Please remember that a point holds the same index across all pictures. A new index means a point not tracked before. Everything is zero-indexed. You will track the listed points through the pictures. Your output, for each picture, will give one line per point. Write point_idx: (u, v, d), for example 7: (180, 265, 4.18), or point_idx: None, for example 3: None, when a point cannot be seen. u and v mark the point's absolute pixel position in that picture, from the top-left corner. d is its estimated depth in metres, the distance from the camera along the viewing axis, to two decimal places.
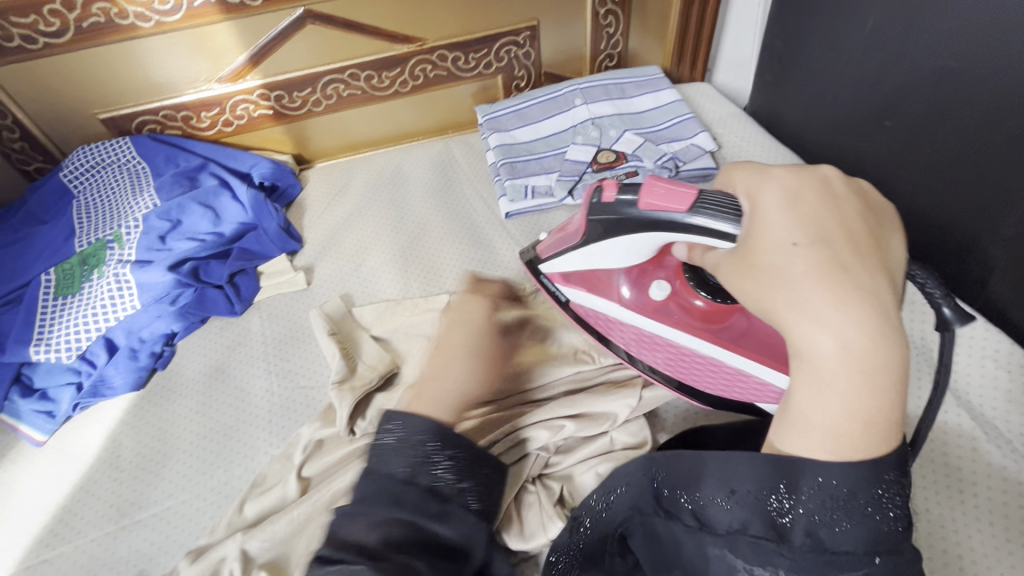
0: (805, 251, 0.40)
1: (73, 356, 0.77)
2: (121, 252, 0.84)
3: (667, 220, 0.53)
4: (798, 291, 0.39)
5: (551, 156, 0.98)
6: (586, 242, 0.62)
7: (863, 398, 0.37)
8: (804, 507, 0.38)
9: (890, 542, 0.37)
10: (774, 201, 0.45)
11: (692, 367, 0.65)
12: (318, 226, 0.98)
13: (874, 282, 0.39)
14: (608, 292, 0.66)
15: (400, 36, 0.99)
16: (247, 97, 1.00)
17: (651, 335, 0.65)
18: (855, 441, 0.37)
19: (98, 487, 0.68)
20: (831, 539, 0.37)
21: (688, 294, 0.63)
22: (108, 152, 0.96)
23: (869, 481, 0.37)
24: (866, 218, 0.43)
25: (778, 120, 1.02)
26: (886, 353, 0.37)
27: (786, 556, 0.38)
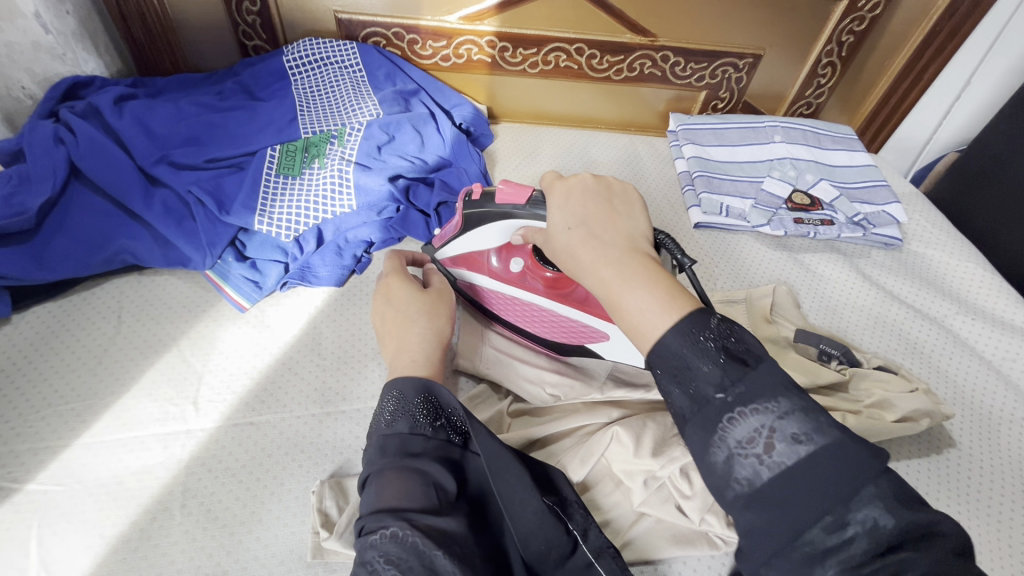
0: (575, 232, 0.52)
1: (290, 236, 0.78)
2: (343, 150, 0.86)
3: (512, 210, 0.63)
4: (575, 257, 0.51)
5: (747, 182, 1.01)
6: (461, 234, 0.70)
7: (655, 293, 0.46)
8: (671, 396, 0.43)
9: (730, 371, 0.41)
10: (553, 213, 0.54)
11: (554, 327, 0.72)
12: (511, 180, 1.00)
13: (618, 237, 0.51)
14: (480, 268, 0.74)
15: (638, 28, 1.01)
16: (476, 40, 1.01)
17: (515, 302, 0.73)
18: (661, 324, 0.44)
19: (301, 367, 0.69)
20: (712, 396, 0.41)
21: (539, 265, 0.72)
22: (332, 50, 0.97)
23: (684, 341, 0.43)
24: (611, 201, 0.54)
25: (963, 210, 1.05)
26: (633, 263, 0.48)
27: (688, 435, 0.42)
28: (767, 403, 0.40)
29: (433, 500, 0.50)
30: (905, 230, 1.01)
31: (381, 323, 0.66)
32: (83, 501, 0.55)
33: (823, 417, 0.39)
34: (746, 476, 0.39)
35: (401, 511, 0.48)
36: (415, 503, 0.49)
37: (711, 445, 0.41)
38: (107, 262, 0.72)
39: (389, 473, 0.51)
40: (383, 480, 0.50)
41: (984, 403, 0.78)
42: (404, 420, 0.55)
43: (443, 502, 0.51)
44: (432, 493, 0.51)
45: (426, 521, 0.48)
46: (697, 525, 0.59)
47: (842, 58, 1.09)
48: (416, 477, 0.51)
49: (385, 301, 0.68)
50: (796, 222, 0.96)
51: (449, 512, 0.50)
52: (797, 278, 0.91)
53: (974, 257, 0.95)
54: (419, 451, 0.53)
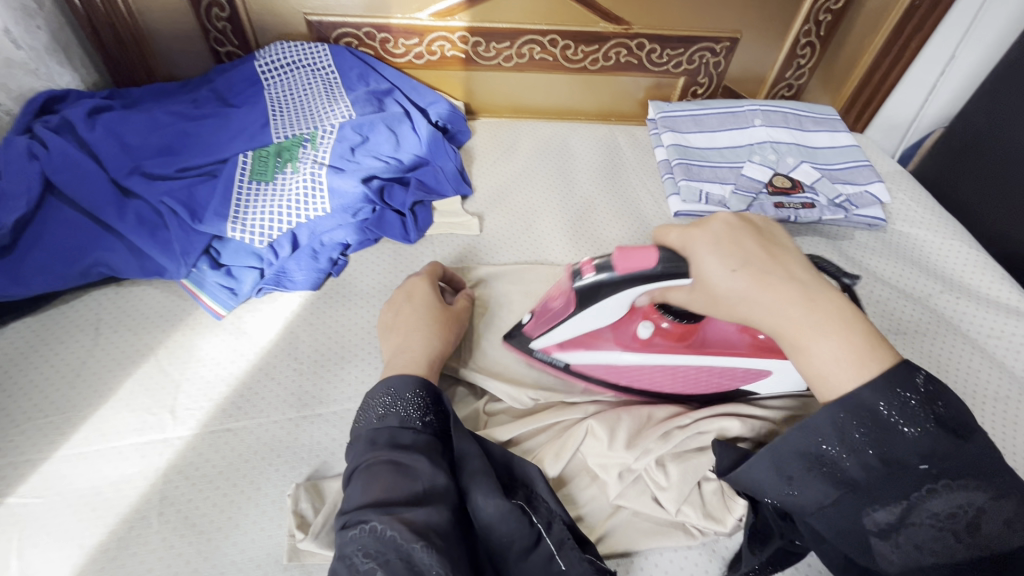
0: (743, 274, 0.50)
1: (263, 242, 0.78)
2: (316, 153, 0.86)
3: (645, 277, 0.56)
4: (751, 302, 0.50)
5: (727, 167, 1.00)
6: (574, 312, 0.62)
7: (841, 340, 0.48)
8: (845, 458, 0.46)
9: (940, 440, 0.44)
10: (708, 259, 0.52)
11: (689, 378, 0.67)
12: (487, 176, 0.99)
13: (809, 279, 0.51)
14: (599, 343, 0.67)
15: (612, 16, 1.00)
16: (448, 36, 1.00)
17: (643, 368, 0.67)
18: (851, 374, 0.47)
19: (278, 372, 0.69)
20: (883, 455, 0.45)
21: (655, 319, 0.65)
22: (304, 52, 0.96)
23: (881, 399, 0.45)
24: (763, 240, 0.53)
25: (948, 189, 1.04)
26: (822, 301, 0.49)
27: (860, 494, 0.46)
28: (977, 481, 0.44)
29: (415, 492, 0.51)
30: (889, 210, 1.00)
31: (392, 317, 0.69)
32: (62, 512, 0.56)
33: (1012, 485, 0.44)
34: (926, 540, 0.44)
35: (385, 504, 0.49)
36: (399, 496, 0.50)
37: (887, 505, 0.45)
38: (84, 275, 0.73)
39: (376, 467, 0.52)
40: (370, 473, 0.51)
41: (969, 383, 0.77)
42: (393, 415, 0.57)
43: (428, 493, 0.51)
44: (416, 484, 0.51)
45: (410, 513, 0.48)
46: (674, 515, 0.59)
47: (820, 38, 1.07)
48: (399, 470, 0.52)
49: (406, 301, 0.70)
50: (776, 206, 0.94)
51: (430, 502, 0.51)
52: None
53: (961, 235, 0.94)
54: (407, 444, 0.54)
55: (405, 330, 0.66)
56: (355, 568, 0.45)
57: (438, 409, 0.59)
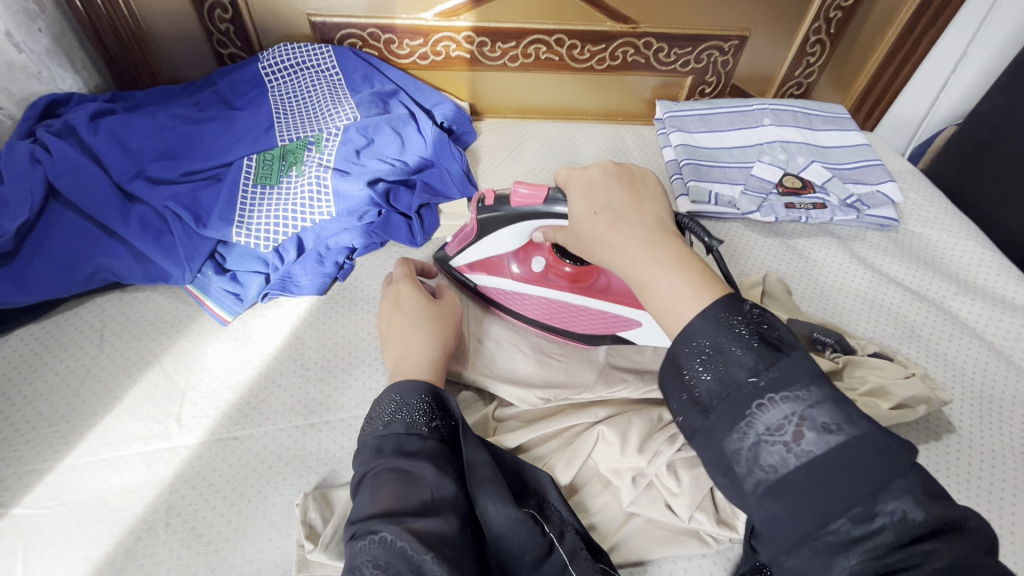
0: (602, 216, 0.52)
1: (268, 247, 0.77)
2: (320, 156, 0.84)
3: (534, 211, 0.65)
4: (601, 240, 0.51)
5: (736, 168, 0.98)
6: (483, 235, 0.72)
7: (683, 274, 0.46)
8: (697, 379, 0.42)
9: (762, 355, 0.40)
10: (578, 204, 0.54)
11: (557, 314, 0.74)
12: (494, 178, 0.98)
13: (644, 219, 0.51)
14: (501, 270, 0.76)
15: (618, 15, 0.99)
16: (453, 36, 0.99)
17: (539, 301, 0.75)
18: (694, 305, 0.44)
19: (284, 379, 0.68)
20: (731, 374, 0.41)
21: (558, 262, 0.74)
22: (308, 54, 0.95)
23: (720, 329, 0.42)
24: (618, 183, 0.54)
25: (961, 189, 1.02)
26: (662, 244, 0.48)
27: (711, 420, 0.41)
28: (800, 391, 0.39)
29: (425, 501, 0.50)
30: (901, 209, 0.98)
31: (386, 328, 0.67)
32: (68, 524, 0.55)
33: (852, 408, 0.38)
34: (773, 462, 0.38)
35: (394, 514, 0.48)
36: (408, 506, 0.49)
37: (736, 429, 0.40)
38: (88, 281, 0.72)
39: (384, 476, 0.51)
40: (378, 481, 0.50)
41: (985, 386, 0.75)
42: (400, 421, 0.56)
43: (438, 502, 0.50)
44: (426, 493, 0.50)
45: (419, 524, 0.47)
46: (687, 523, 0.58)
47: (831, 35, 1.06)
48: (407, 479, 0.51)
49: (395, 308, 0.68)
50: (787, 207, 0.93)
51: (440, 512, 0.50)
52: (789, 265, 0.89)
53: (974, 234, 0.93)
54: (415, 451, 0.53)
55: (403, 338, 0.64)
56: None
57: (446, 414, 0.57)
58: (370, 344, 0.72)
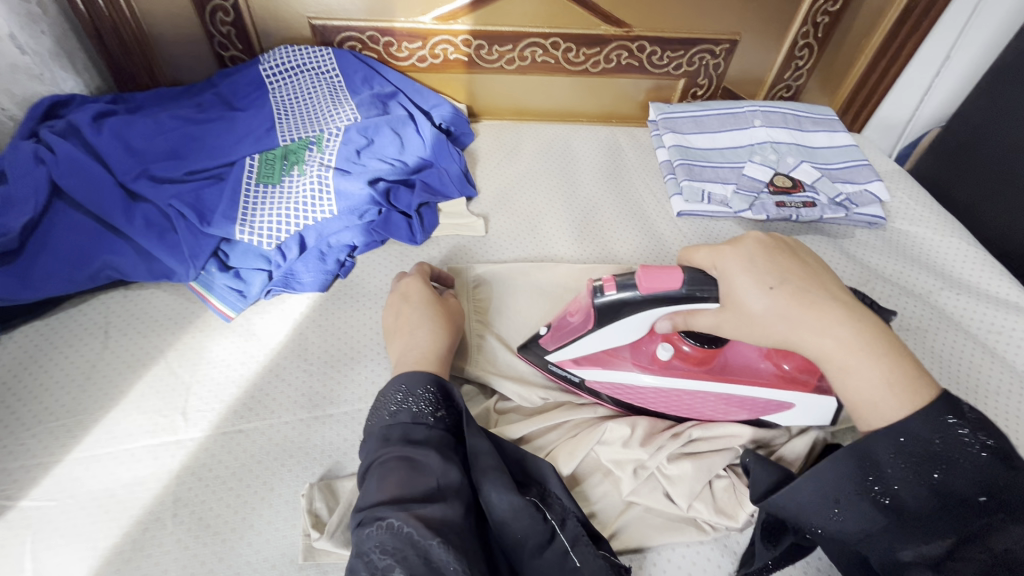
0: (780, 291, 0.55)
1: (271, 244, 0.78)
2: (322, 156, 0.86)
3: (665, 297, 0.58)
4: (788, 319, 0.55)
5: (728, 168, 1.01)
6: (596, 326, 0.62)
7: (882, 369, 0.52)
8: (893, 488, 0.49)
9: (996, 468, 0.48)
10: (738, 271, 0.56)
11: (698, 407, 0.66)
12: (492, 178, 1.00)
13: (832, 298, 0.55)
14: (615, 361, 0.67)
15: (612, 18, 1.01)
16: (451, 39, 1.01)
17: (668, 391, 0.66)
18: (896, 401, 0.51)
19: (289, 374, 0.69)
20: (923, 483, 0.48)
21: (678, 340, 0.65)
22: (309, 57, 0.97)
23: (936, 431, 0.49)
24: (769, 249, 0.59)
25: (944, 188, 1.05)
26: (857, 319, 0.54)
27: (903, 527, 0.48)
28: (968, 491, 0.47)
29: (430, 488, 0.51)
30: (888, 208, 1.01)
31: (393, 321, 0.69)
32: (76, 515, 0.56)
33: (997, 498, 0.47)
34: (972, 566, 0.45)
35: (401, 501, 0.49)
36: (414, 493, 0.50)
37: (932, 538, 0.47)
38: (92, 279, 0.73)
39: (390, 464, 0.52)
40: (384, 469, 0.51)
41: (971, 377, 0.78)
42: (405, 411, 0.57)
43: (443, 489, 0.51)
44: (431, 481, 0.51)
45: (426, 510, 0.49)
46: (685, 510, 0.59)
47: (818, 39, 1.09)
48: (413, 467, 0.52)
49: (404, 302, 0.70)
50: (778, 205, 0.95)
51: (445, 498, 0.51)
52: None
53: (958, 232, 0.96)
54: (420, 439, 0.55)
55: (408, 332, 0.66)
56: (373, 565, 0.45)
57: (450, 404, 0.59)
58: (372, 340, 0.73)
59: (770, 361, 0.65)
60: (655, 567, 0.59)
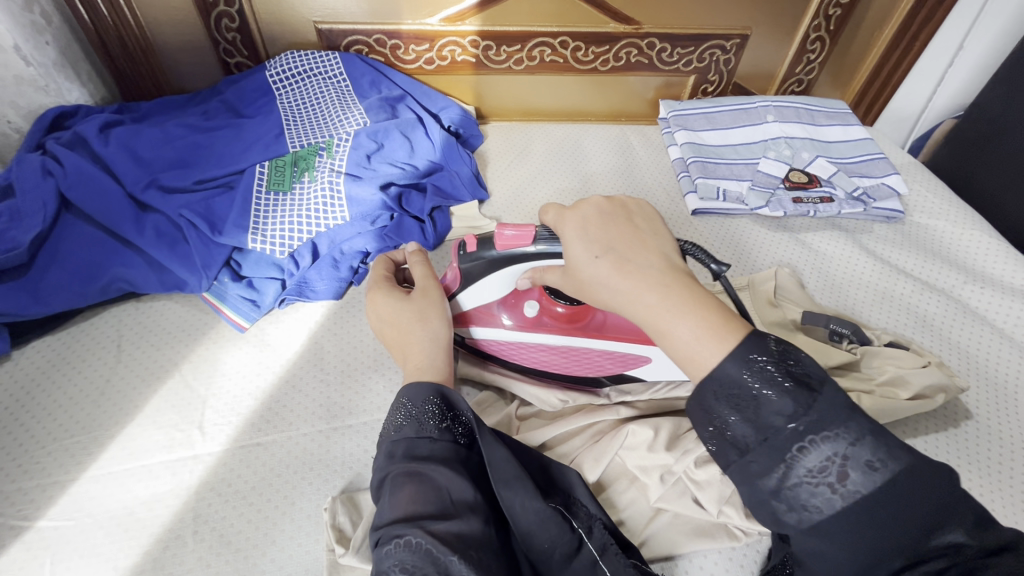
0: (605, 259, 0.49)
1: (283, 252, 0.77)
2: (332, 161, 0.85)
3: (519, 254, 0.60)
4: (607, 286, 0.48)
5: (742, 164, 0.99)
6: (466, 285, 0.66)
7: (700, 319, 0.45)
8: (729, 424, 0.43)
9: (799, 396, 0.41)
10: (581, 247, 0.50)
11: (568, 362, 0.70)
12: (502, 180, 0.98)
13: (654, 259, 0.49)
14: (492, 320, 0.70)
15: (622, 16, 1.00)
16: (458, 41, 1.00)
17: (532, 346, 0.70)
18: (716, 351, 0.44)
19: (305, 384, 0.68)
20: (761, 421, 0.42)
21: (551, 302, 0.69)
22: (316, 61, 0.96)
23: (744, 368, 0.42)
24: (611, 214, 0.52)
25: (962, 180, 1.04)
26: (677, 287, 0.46)
27: (748, 459, 0.42)
28: (838, 432, 0.40)
29: (446, 504, 0.49)
30: (906, 202, 0.99)
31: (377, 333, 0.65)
32: (94, 534, 0.55)
33: (890, 441, 0.40)
34: (818, 503, 0.40)
35: (416, 518, 0.47)
36: (429, 509, 0.48)
37: (772, 471, 0.41)
38: (104, 291, 0.72)
39: (401, 480, 0.50)
40: (395, 484, 0.50)
41: (1000, 373, 0.76)
42: (412, 424, 0.55)
43: (458, 505, 0.50)
44: (446, 496, 0.49)
45: (443, 526, 0.47)
46: (717, 517, 0.58)
47: (830, 32, 1.07)
48: (425, 482, 0.50)
49: (367, 311, 0.67)
50: (795, 201, 0.94)
51: (461, 513, 0.49)
52: (799, 259, 0.90)
53: (978, 223, 0.94)
54: (427, 454, 0.53)
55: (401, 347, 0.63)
56: None
57: (456, 414, 0.56)
58: (388, 348, 0.72)
59: (639, 321, 0.69)
60: (687, 575, 0.58)
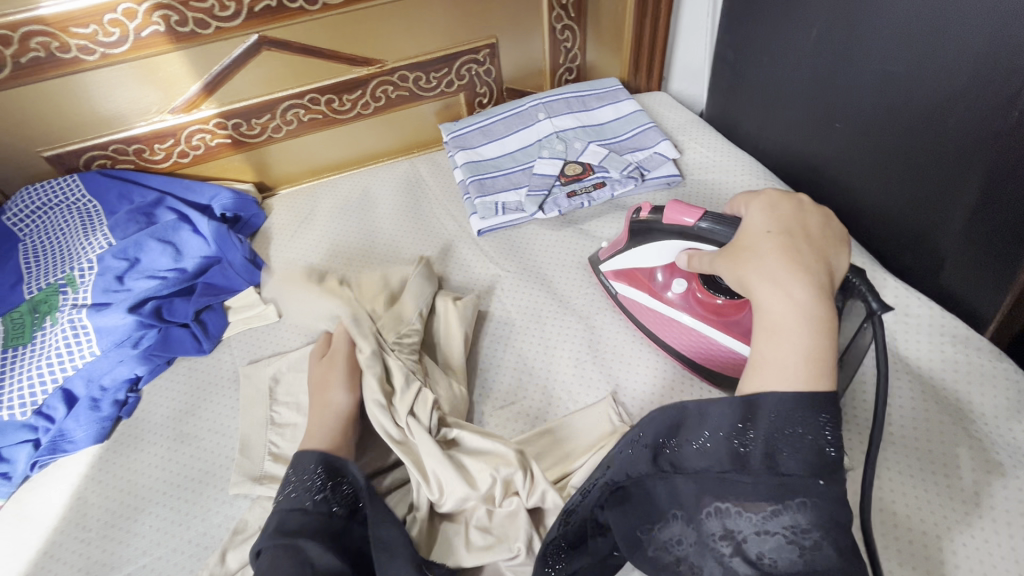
0: (777, 237, 0.52)
1: (26, 412, 0.72)
2: (76, 296, 0.80)
3: (684, 232, 0.64)
4: (762, 259, 0.51)
5: (519, 171, 0.99)
6: (632, 243, 0.73)
7: (808, 341, 0.46)
8: (758, 438, 0.44)
9: (830, 465, 0.43)
10: (758, 206, 0.57)
11: (695, 346, 0.70)
12: (286, 253, 0.96)
13: (817, 265, 0.50)
14: (645, 284, 0.75)
15: (359, 59, 0.98)
16: (202, 127, 0.97)
17: (674, 323, 0.72)
18: (802, 375, 0.45)
19: (64, 550, 0.64)
20: (784, 456, 0.43)
21: (703, 292, 0.71)
22: (53, 190, 0.91)
23: (815, 410, 0.43)
24: (826, 226, 0.54)
25: (734, 125, 1.06)
26: (821, 308, 0.47)
27: (745, 478, 0.43)
28: (823, 513, 0.41)
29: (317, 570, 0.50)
30: (685, 162, 1.00)
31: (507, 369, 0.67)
32: None
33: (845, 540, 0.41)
34: (775, 557, 0.41)
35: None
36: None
37: (755, 507, 0.43)
38: None
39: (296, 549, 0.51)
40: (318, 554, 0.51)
41: None
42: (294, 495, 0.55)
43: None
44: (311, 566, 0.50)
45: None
46: (479, 557, 0.57)
47: (573, 18, 1.08)
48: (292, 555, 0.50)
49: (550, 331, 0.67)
50: (569, 196, 0.94)
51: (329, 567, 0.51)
52: (579, 252, 0.89)
53: (751, 170, 0.96)
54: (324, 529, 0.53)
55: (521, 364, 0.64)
56: None
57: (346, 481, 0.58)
58: (154, 481, 0.69)
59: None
60: None
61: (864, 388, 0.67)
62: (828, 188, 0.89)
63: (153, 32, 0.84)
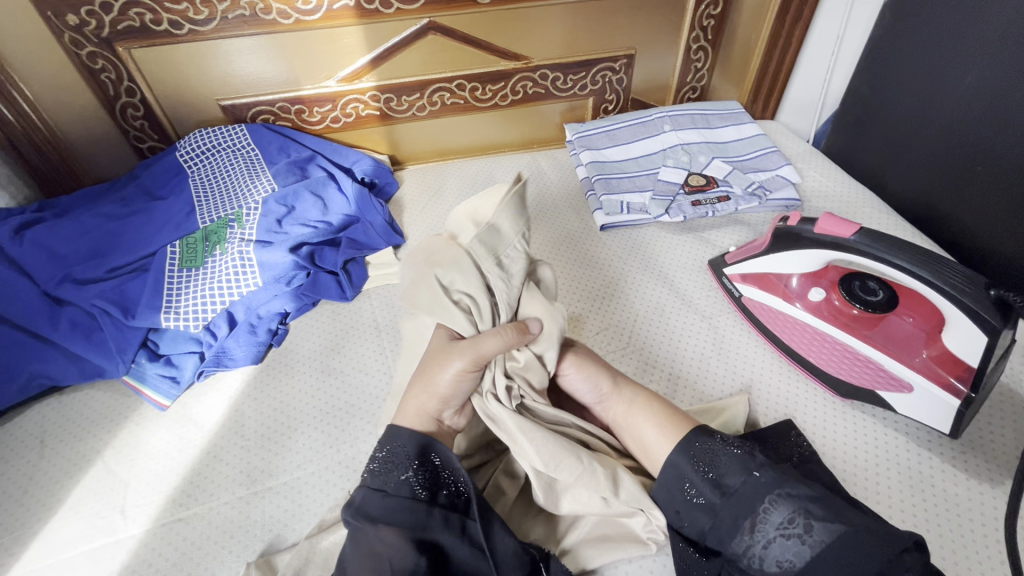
0: None
1: (198, 326, 0.80)
2: (242, 231, 0.88)
3: (834, 242, 0.68)
4: None
5: (644, 176, 1.04)
6: (773, 251, 0.77)
7: None
8: (703, 482, 0.55)
9: (749, 459, 0.55)
10: None
11: (827, 352, 0.73)
12: (418, 222, 1.02)
13: None
14: (778, 289, 0.78)
15: (509, 54, 1.06)
16: (359, 97, 1.05)
17: (807, 327, 0.75)
18: None
19: (226, 453, 0.70)
20: (722, 480, 0.54)
21: (842, 301, 0.74)
22: (222, 136, 1.00)
23: (703, 434, 0.58)
24: None
25: (854, 160, 1.09)
26: None
27: (722, 512, 0.53)
28: (789, 491, 0.51)
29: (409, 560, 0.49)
30: (804, 188, 1.04)
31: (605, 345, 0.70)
32: None
33: (832, 510, 0.49)
34: (792, 557, 0.48)
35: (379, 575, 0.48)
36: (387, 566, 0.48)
37: (746, 526, 0.51)
38: (23, 390, 0.75)
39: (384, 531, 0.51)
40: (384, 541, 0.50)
41: None
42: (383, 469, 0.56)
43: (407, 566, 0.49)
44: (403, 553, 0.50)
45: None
46: (619, 523, 0.60)
47: (710, 41, 1.14)
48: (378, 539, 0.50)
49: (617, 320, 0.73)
50: (693, 204, 0.99)
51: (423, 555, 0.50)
52: (698, 256, 0.94)
53: (871, 203, 0.99)
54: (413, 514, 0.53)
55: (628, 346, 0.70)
56: None
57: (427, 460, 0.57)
58: (304, 407, 0.74)
59: (931, 349, 0.66)
60: None
61: (998, 422, 0.68)
62: (954, 230, 0.91)
63: (343, 6, 0.93)
